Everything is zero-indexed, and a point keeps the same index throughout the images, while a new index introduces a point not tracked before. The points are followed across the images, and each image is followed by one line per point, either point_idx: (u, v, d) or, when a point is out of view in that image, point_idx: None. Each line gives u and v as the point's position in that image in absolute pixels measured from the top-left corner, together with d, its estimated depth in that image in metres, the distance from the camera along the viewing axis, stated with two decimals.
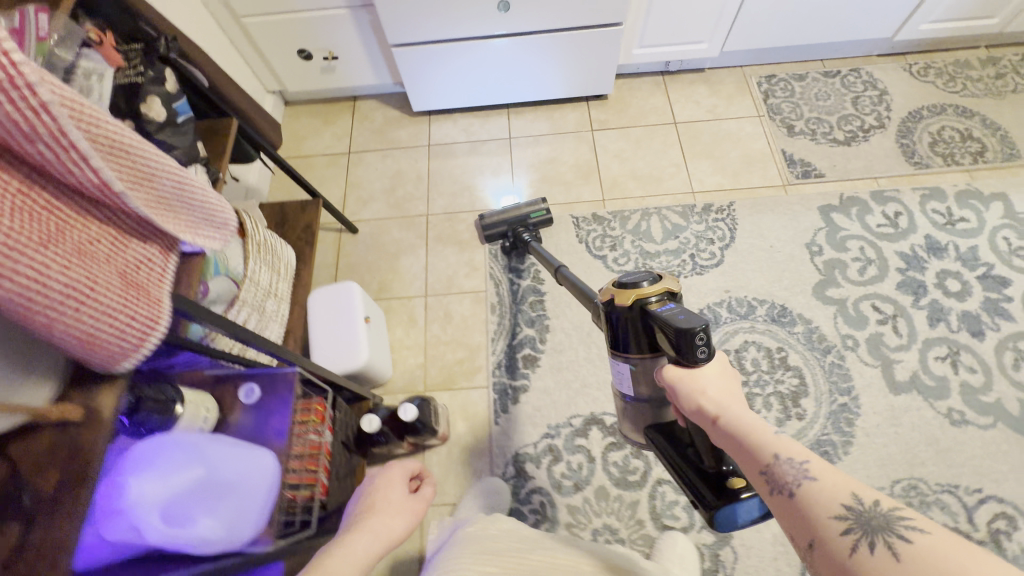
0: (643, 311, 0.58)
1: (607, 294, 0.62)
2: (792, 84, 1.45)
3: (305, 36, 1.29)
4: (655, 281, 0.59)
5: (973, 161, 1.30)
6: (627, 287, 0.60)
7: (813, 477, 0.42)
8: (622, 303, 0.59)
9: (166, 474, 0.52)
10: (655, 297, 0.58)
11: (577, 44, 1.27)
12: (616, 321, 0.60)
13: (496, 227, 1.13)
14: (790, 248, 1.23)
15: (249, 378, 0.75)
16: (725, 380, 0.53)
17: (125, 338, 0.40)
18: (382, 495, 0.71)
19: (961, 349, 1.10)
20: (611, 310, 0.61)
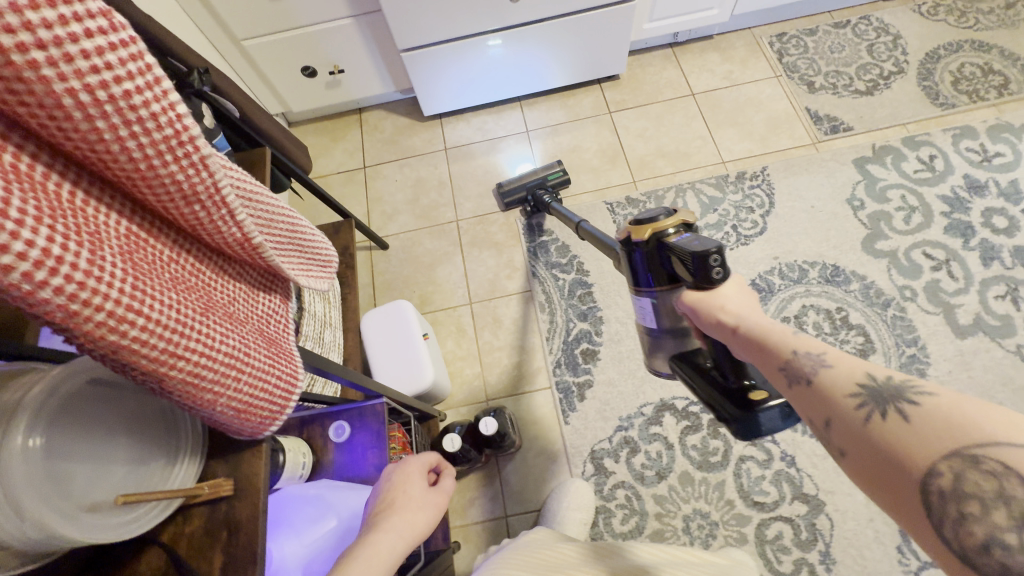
0: (659, 245, 0.52)
1: (622, 233, 0.56)
2: (804, 40, 1.43)
3: (307, 53, 1.24)
4: (672, 213, 0.53)
5: (998, 95, 1.29)
6: (642, 222, 0.53)
7: (829, 364, 0.41)
8: (639, 240, 0.53)
9: (300, 533, 0.54)
10: (674, 229, 0.52)
11: (589, 26, 1.22)
12: (635, 261, 0.55)
13: (515, 193, 1.26)
14: (831, 206, 1.22)
15: (335, 415, 0.72)
16: (739, 296, 0.51)
17: (277, 398, 0.37)
18: (399, 486, 0.56)
19: (1019, 285, 1.09)
20: (628, 248, 0.55)
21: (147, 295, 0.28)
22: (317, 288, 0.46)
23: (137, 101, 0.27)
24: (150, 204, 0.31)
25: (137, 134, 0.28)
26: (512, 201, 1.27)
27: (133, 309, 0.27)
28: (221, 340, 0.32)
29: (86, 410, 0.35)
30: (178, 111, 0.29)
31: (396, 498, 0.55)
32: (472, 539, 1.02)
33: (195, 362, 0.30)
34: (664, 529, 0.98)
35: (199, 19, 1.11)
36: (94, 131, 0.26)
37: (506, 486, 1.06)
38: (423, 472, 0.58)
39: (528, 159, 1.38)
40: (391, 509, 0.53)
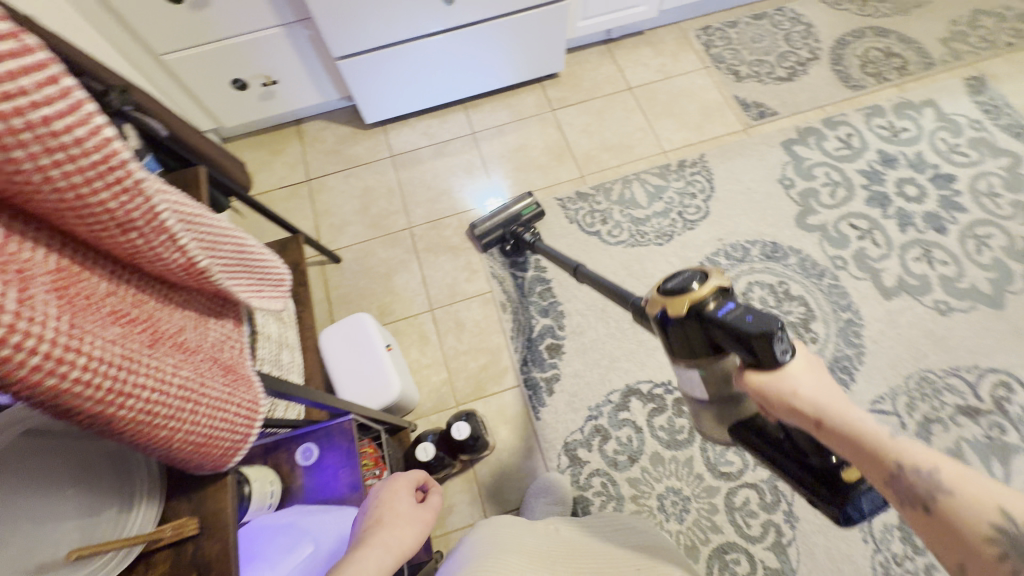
0: (701, 320, 0.46)
1: (653, 305, 0.50)
2: (727, 32, 1.51)
3: (236, 64, 1.19)
4: (704, 279, 0.48)
5: (900, 75, 1.41)
6: (674, 292, 0.48)
7: (949, 489, 0.37)
8: (675, 314, 0.48)
9: (276, 562, 0.52)
10: (713, 298, 0.47)
11: (526, 26, 1.24)
12: (671, 335, 0.49)
13: (491, 232, 1.16)
14: (765, 186, 1.29)
15: (300, 438, 0.70)
16: (812, 374, 0.44)
17: (238, 427, 0.36)
18: (386, 505, 0.56)
19: (932, 246, 1.20)
20: (661, 323, 0.49)
21: (86, 330, 0.26)
22: (268, 310, 0.44)
23: (58, 127, 0.26)
24: (81, 236, 0.30)
25: (62, 163, 0.26)
26: (489, 240, 1.18)
27: (73, 346, 0.25)
28: (172, 370, 0.31)
29: (38, 462, 0.33)
30: (104, 135, 0.28)
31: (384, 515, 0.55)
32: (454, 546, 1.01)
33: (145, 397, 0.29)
34: (640, 511, 1.01)
35: (112, 34, 1.04)
36: (12, 161, 0.25)
37: (484, 488, 1.06)
38: (410, 488, 0.59)
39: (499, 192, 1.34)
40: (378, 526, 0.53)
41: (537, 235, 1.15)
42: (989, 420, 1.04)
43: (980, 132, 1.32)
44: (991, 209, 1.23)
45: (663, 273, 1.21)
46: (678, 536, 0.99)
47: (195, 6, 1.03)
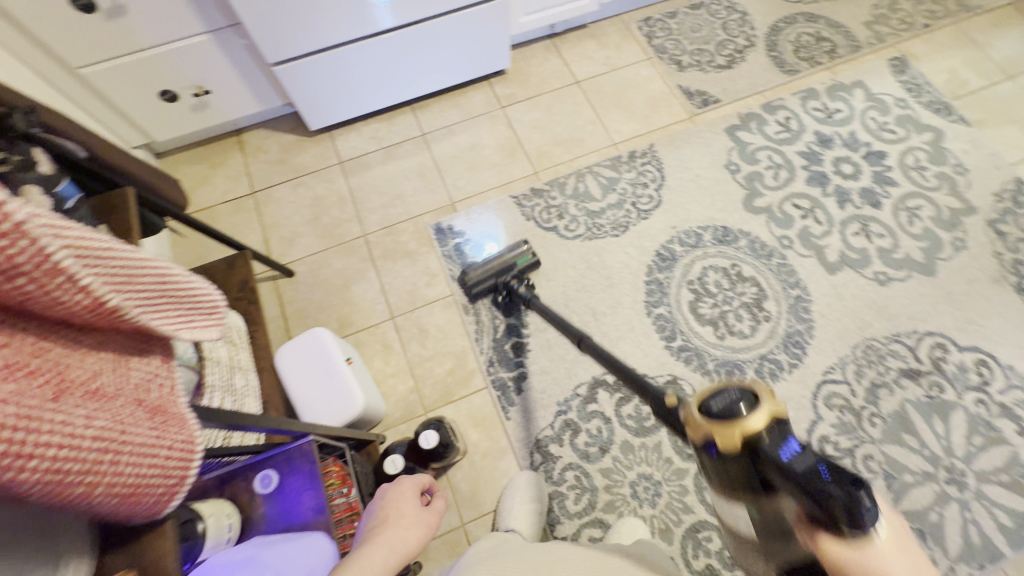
0: (755, 457, 0.42)
1: (696, 428, 0.46)
2: (667, 22, 1.54)
3: (162, 74, 1.12)
4: (756, 405, 0.44)
5: (830, 59, 1.47)
6: (722, 417, 0.44)
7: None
8: (724, 446, 0.44)
9: None
10: (767, 433, 0.43)
11: (468, 24, 1.22)
12: (715, 465, 0.45)
13: (483, 281, 1.12)
14: (712, 172, 1.33)
15: (258, 466, 0.67)
16: (905, 557, 0.38)
17: (170, 473, 0.33)
18: (394, 503, 0.66)
19: (869, 221, 1.27)
20: (707, 450, 0.45)
21: None
22: (201, 340, 0.41)
23: None
24: None
25: None
26: (480, 289, 1.14)
27: None
28: (86, 427, 0.28)
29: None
30: None
31: (389, 514, 0.65)
32: (432, 555, 1.00)
33: (57, 459, 0.26)
34: (614, 500, 1.03)
35: (18, 49, 0.96)
36: None
37: (459, 493, 1.05)
38: (416, 494, 0.69)
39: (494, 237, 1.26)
40: (387, 520, 0.63)
41: (530, 287, 1.11)
42: (929, 380, 1.11)
43: (905, 109, 1.40)
44: (918, 182, 1.30)
45: (621, 264, 1.23)
46: (652, 520, 1.01)
47: (110, 14, 0.96)
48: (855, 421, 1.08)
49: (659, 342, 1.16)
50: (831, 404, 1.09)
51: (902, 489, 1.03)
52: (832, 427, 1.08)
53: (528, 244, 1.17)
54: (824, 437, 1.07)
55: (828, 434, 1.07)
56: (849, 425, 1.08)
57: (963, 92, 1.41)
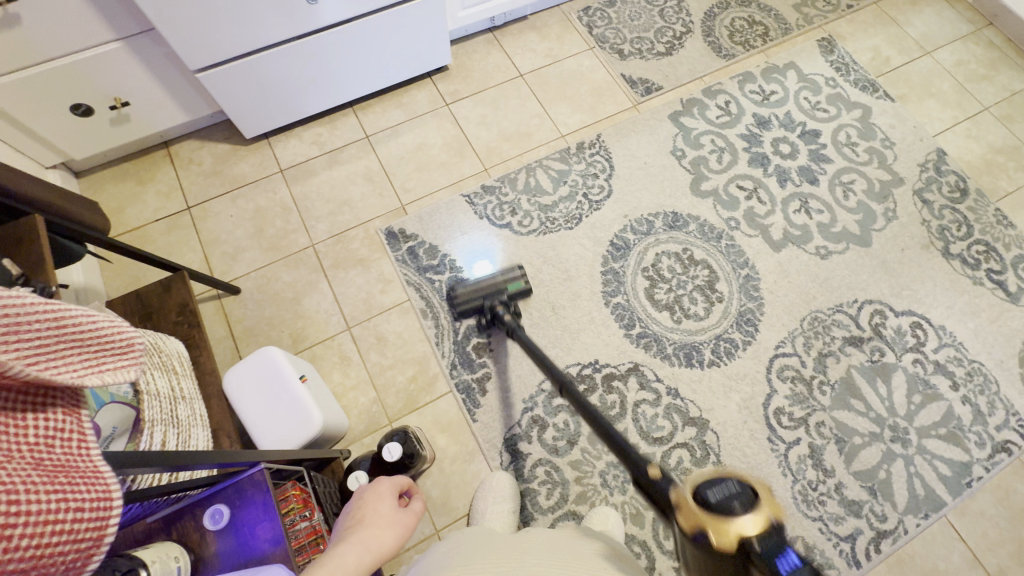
0: (746, 558, 0.42)
1: (691, 517, 0.45)
2: (606, 11, 1.54)
3: (72, 88, 1.04)
4: (751, 506, 0.43)
5: (763, 42, 1.52)
6: (719, 512, 0.43)
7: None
8: (717, 543, 0.43)
9: None
10: (763, 537, 0.42)
11: (403, 21, 1.18)
12: (703, 557, 0.44)
13: (470, 301, 1.08)
14: (659, 159, 1.35)
15: (207, 501, 0.63)
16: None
17: (81, 534, 0.31)
18: (371, 504, 0.61)
19: (808, 197, 1.32)
20: (695, 541, 0.44)
21: None
22: (117, 384, 0.38)
23: None
24: None
25: None
26: (466, 309, 1.09)
27: None
28: None
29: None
30: None
31: (366, 514, 0.60)
32: (407, 566, 0.99)
33: None
34: (585, 491, 1.04)
35: None
36: None
37: (430, 500, 1.04)
38: (394, 495, 0.63)
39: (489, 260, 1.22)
40: (363, 523, 0.58)
41: (516, 316, 1.05)
42: (871, 345, 1.17)
43: (835, 88, 1.46)
44: (851, 157, 1.37)
45: (577, 256, 1.24)
46: (624, 506, 1.03)
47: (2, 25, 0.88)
48: (807, 391, 1.13)
49: (619, 331, 1.17)
50: (784, 377, 1.14)
51: (852, 452, 1.08)
52: (786, 399, 1.12)
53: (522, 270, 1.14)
54: (779, 410, 1.11)
55: (783, 406, 1.12)
56: (802, 395, 1.12)
57: (886, 69, 1.49)
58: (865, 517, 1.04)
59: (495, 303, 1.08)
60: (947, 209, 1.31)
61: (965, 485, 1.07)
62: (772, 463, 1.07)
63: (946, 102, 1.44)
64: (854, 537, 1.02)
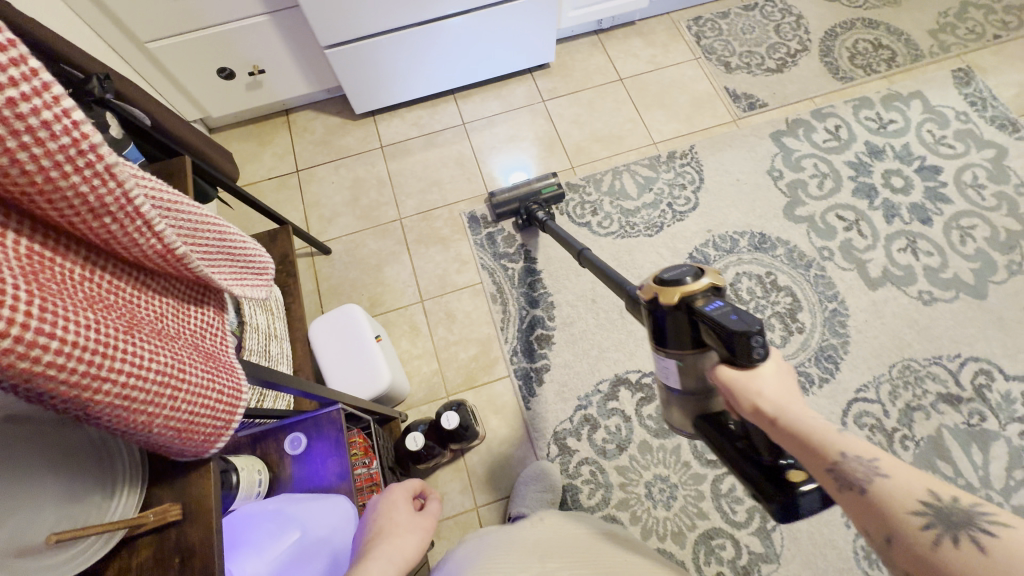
0: (688, 311, 0.51)
1: (647, 292, 0.55)
2: (718, 23, 1.51)
3: (222, 53, 1.17)
4: (697, 274, 0.53)
5: (888, 67, 1.42)
6: (670, 281, 0.53)
7: (886, 474, 0.40)
8: (664, 301, 0.53)
9: (262, 550, 0.52)
10: (704, 294, 0.51)
11: (516, 16, 1.22)
12: (660, 322, 0.54)
13: (507, 204, 1.21)
14: (754, 178, 1.30)
15: (288, 428, 0.70)
16: (779, 381, 0.48)
17: (221, 412, 0.36)
18: (386, 514, 0.57)
19: (917, 237, 1.22)
20: (652, 310, 0.54)
21: (76, 327, 0.26)
22: (252, 300, 0.43)
23: (25, 109, 0.25)
24: (54, 222, 0.28)
25: (42, 153, 0.26)
26: (505, 212, 1.22)
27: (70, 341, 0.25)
28: (153, 356, 0.30)
29: (26, 447, 0.31)
30: (74, 119, 0.27)
31: (384, 526, 0.56)
32: (445, 534, 1.03)
33: (132, 388, 0.29)
34: (628, 498, 1.03)
35: (99, 26, 1.03)
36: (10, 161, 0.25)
37: (475, 477, 1.07)
38: (409, 497, 0.61)
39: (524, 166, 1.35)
40: (380, 533, 0.55)
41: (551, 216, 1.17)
42: (970, 408, 1.06)
43: (966, 124, 1.33)
44: (975, 200, 1.24)
45: (652, 264, 1.22)
46: (665, 522, 1.00)
47: None
48: (886, 442, 1.04)
49: None
50: (861, 424, 1.06)
51: None
52: None
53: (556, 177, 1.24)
54: None
55: None
56: (879, 446, 1.04)
57: None
58: None
59: (531, 205, 1.20)
60: None
61: None
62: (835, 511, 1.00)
63: None
64: None
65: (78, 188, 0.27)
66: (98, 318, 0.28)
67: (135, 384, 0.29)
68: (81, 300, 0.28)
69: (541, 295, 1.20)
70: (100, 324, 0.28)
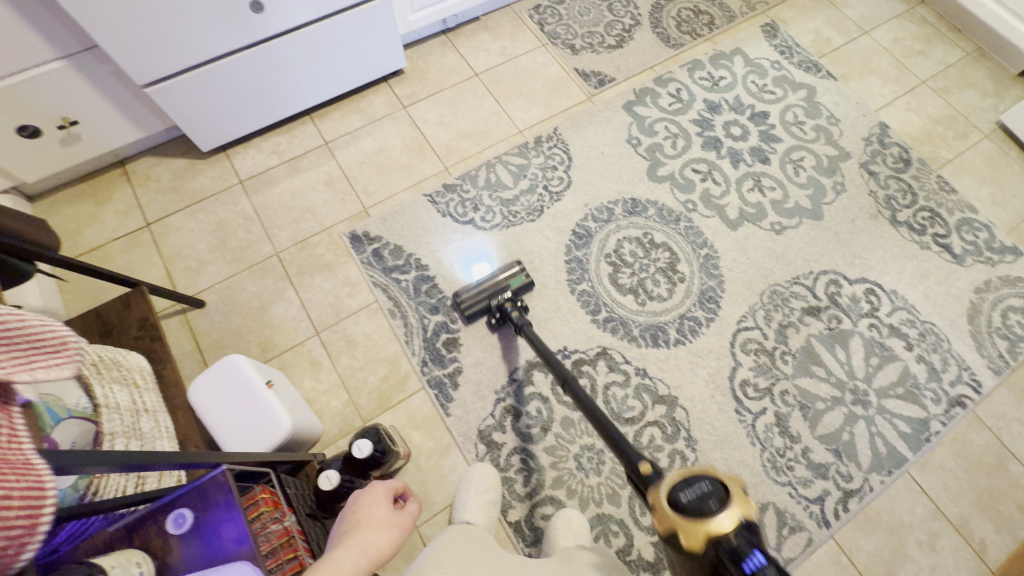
0: (715, 551, 0.53)
1: (667, 518, 0.56)
2: (557, 9, 1.58)
3: (18, 111, 1.03)
4: (723, 505, 0.54)
5: (709, 30, 1.57)
6: (695, 513, 0.55)
7: None
8: (691, 540, 0.54)
9: None
10: (734, 534, 0.53)
11: (352, 27, 1.19)
12: (684, 554, 0.56)
13: (476, 303, 1.11)
14: (616, 148, 1.38)
15: (169, 506, 0.63)
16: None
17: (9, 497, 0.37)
18: (365, 509, 0.67)
19: (760, 176, 1.36)
20: (673, 538, 0.56)
21: None
22: (44, 381, 0.45)
23: None
24: None
25: None
26: (475, 312, 1.12)
27: None
28: None
29: None
30: None
31: (362, 519, 0.65)
32: (388, 565, 0.99)
33: None
34: (561, 475, 1.05)
35: None
36: None
37: None
38: (388, 496, 0.70)
39: (486, 257, 1.24)
40: (359, 525, 0.64)
41: (524, 310, 1.10)
42: (828, 314, 1.21)
43: (780, 71, 1.51)
44: (799, 135, 1.42)
45: (540, 247, 1.26)
46: (599, 487, 1.05)
47: None
48: (770, 361, 1.16)
49: (586, 317, 1.20)
50: (747, 350, 1.17)
51: (816, 417, 1.12)
52: (751, 371, 1.15)
53: (521, 265, 1.16)
54: (744, 381, 1.15)
55: (749, 377, 1.15)
56: (765, 366, 1.16)
57: (827, 50, 1.54)
58: (832, 478, 1.07)
59: (502, 301, 1.11)
60: (892, 179, 1.36)
61: (924, 440, 1.11)
62: (741, 433, 1.10)
63: (886, 77, 1.51)
64: (822, 498, 1.06)
65: None
66: None
67: None
68: None
69: (440, 301, 1.19)
70: None
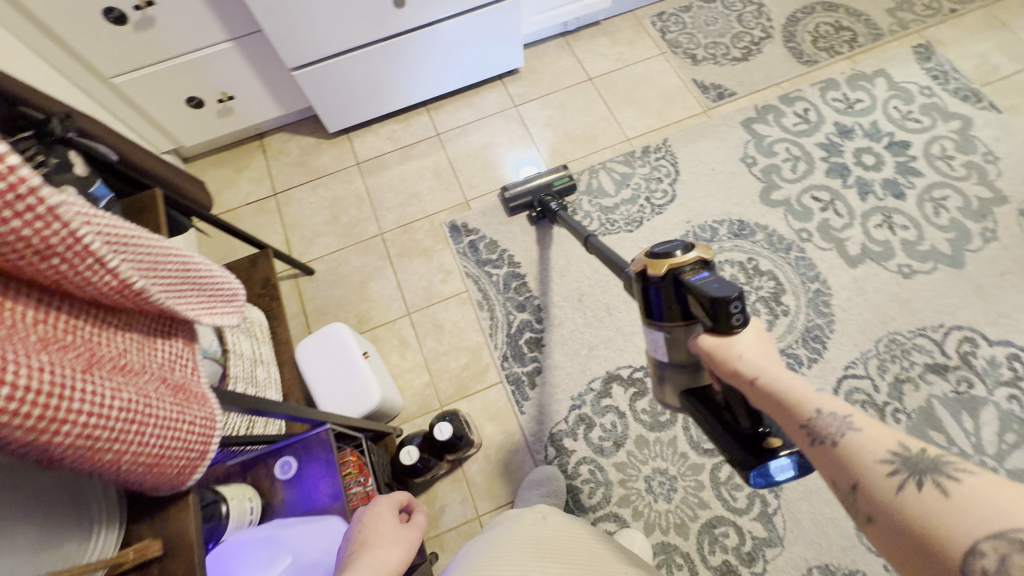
0: (673, 280, 0.55)
1: (638, 263, 0.59)
2: (681, 16, 1.53)
3: (190, 84, 1.18)
4: (687, 248, 0.56)
5: (851, 48, 1.44)
6: (660, 255, 0.57)
7: (858, 428, 0.42)
8: (653, 273, 0.56)
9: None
10: (692, 267, 0.55)
11: (479, 25, 1.23)
12: (648, 293, 0.58)
13: (520, 196, 1.20)
14: (728, 166, 1.32)
15: (278, 453, 0.69)
16: (763, 351, 0.51)
17: (191, 439, 0.42)
18: (370, 525, 0.58)
19: (892, 212, 1.23)
20: (641, 281, 0.58)
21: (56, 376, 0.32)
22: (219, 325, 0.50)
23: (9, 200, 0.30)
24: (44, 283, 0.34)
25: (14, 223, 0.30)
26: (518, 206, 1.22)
27: (58, 394, 0.31)
28: (117, 396, 0.35)
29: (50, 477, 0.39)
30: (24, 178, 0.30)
31: (368, 537, 0.56)
32: (447, 547, 1.02)
33: (107, 426, 0.34)
34: (629, 494, 1.03)
35: (63, 65, 1.05)
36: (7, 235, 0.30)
37: (474, 485, 1.06)
38: (395, 509, 0.61)
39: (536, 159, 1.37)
40: (365, 544, 0.55)
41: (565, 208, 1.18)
42: (957, 375, 1.07)
43: (930, 98, 1.35)
44: (945, 171, 1.26)
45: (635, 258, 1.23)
46: (667, 515, 1.00)
47: (140, 26, 1.02)
48: (878, 417, 1.05)
49: None
50: (853, 400, 1.07)
51: None
52: None
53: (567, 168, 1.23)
54: None
55: None
56: None
57: (993, 78, 1.36)
58: None
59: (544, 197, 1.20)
60: None
61: None
62: None
63: None
64: None
65: (60, 252, 0.33)
66: (71, 368, 0.34)
67: (110, 421, 0.35)
68: (54, 355, 0.33)
69: (528, 299, 1.20)
70: (73, 373, 0.33)
